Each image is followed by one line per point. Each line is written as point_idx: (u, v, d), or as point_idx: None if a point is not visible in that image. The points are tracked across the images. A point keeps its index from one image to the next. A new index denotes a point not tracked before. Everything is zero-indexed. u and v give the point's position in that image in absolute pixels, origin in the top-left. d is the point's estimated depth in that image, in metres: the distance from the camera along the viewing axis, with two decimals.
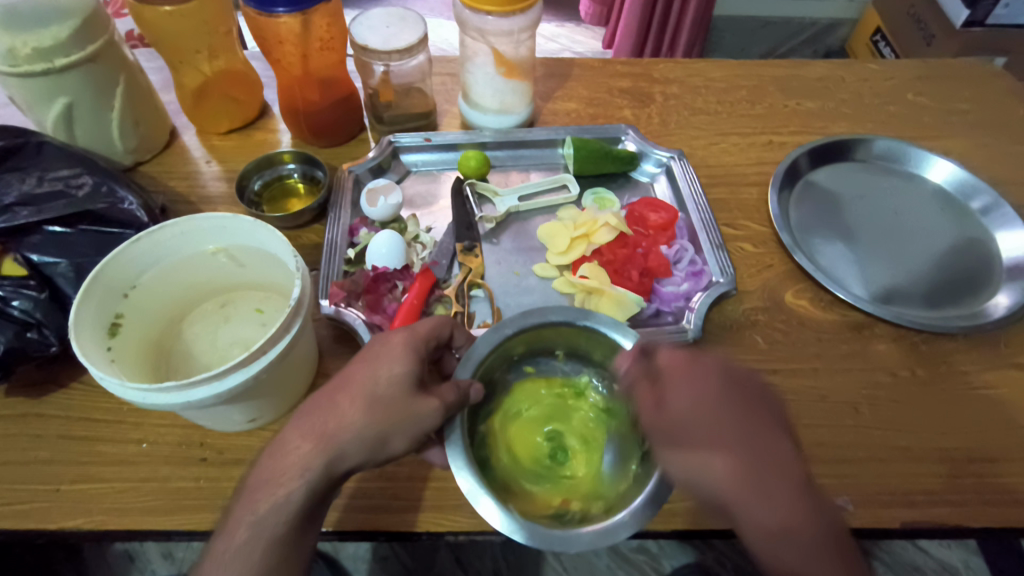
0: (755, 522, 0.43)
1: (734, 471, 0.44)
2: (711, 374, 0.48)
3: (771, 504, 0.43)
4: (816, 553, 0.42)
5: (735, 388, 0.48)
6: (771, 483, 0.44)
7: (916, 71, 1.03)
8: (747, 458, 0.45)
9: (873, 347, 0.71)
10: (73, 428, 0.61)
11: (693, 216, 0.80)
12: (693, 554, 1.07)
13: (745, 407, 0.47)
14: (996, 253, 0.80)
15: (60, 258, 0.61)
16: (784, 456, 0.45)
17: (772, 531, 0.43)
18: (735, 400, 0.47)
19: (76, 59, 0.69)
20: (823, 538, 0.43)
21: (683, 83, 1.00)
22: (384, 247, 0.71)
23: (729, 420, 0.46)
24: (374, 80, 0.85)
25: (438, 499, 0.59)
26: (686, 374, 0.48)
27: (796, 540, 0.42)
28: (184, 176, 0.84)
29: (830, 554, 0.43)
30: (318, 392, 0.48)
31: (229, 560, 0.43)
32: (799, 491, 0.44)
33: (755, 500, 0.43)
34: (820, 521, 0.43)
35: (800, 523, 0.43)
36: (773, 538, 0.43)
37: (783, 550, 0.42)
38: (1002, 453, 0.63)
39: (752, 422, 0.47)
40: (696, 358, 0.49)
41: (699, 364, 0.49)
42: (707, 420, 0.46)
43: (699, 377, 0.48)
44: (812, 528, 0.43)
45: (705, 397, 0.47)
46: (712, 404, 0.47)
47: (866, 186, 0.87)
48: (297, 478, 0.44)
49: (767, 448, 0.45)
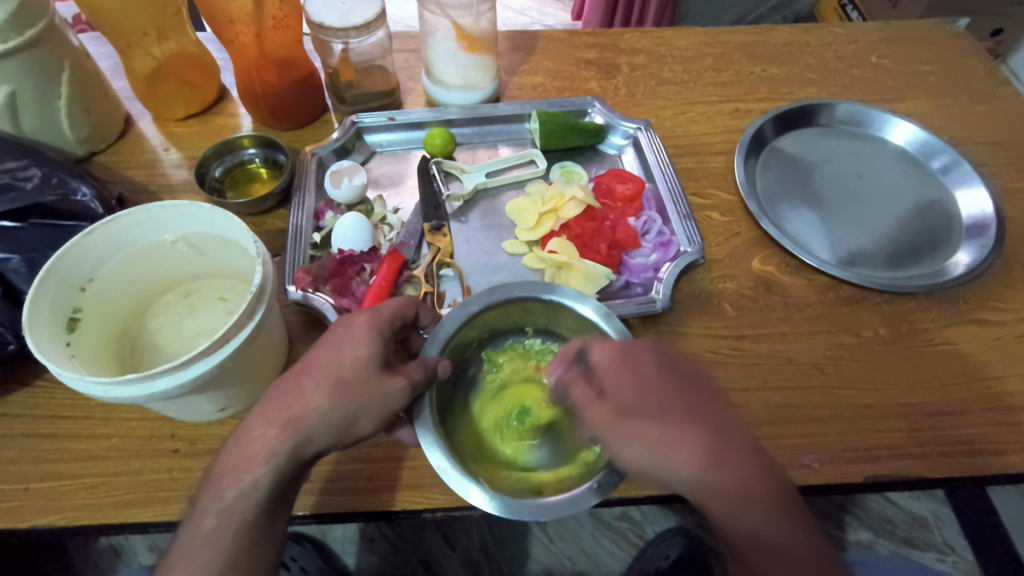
0: (714, 491, 0.44)
1: (689, 447, 0.45)
2: (647, 361, 0.49)
3: (726, 471, 0.44)
4: (771, 509, 0.45)
5: (671, 369, 0.49)
6: (725, 451, 0.45)
7: (879, 34, 1.04)
8: (696, 430, 0.46)
9: (839, 309, 0.72)
10: (40, 426, 0.60)
11: (660, 186, 0.80)
12: (675, 519, 1.10)
13: (684, 385, 0.48)
14: (957, 212, 0.82)
15: (11, 254, 0.59)
16: (729, 423, 0.47)
17: (730, 496, 0.44)
18: (673, 378, 0.49)
19: (15, 45, 0.67)
20: (774, 494, 0.45)
21: (649, 53, 0.99)
22: (349, 230, 0.70)
23: (674, 398, 0.47)
24: (333, 59, 0.83)
25: (415, 478, 0.59)
26: (621, 363, 0.49)
27: (751, 503, 0.44)
28: (142, 165, 0.81)
29: (780, 507, 0.45)
30: (281, 378, 0.48)
31: (197, 548, 0.43)
32: (747, 451, 0.46)
33: (713, 470, 0.44)
34: (771, 480, 0.45)
35: (755, 484, 0.45)
36: (731, 501, 0.44)
37: (741, 513, 0.44)
38: (961, 405, 0.65)
39: (695, 393, 0.48)
40: (629, 346, 0.50)
41: (630, 351, 0.50)
42: (655, 401, 0.47)
43: (637, 365, 0.49)
44: (761, 487, 0.45)
45: (647, 380, 0.48)
46: (655, 387, 0.48)
47: (831, 150, 0.88)
48: (263, 464, 0.44)
49: (713, 416, 0.47)
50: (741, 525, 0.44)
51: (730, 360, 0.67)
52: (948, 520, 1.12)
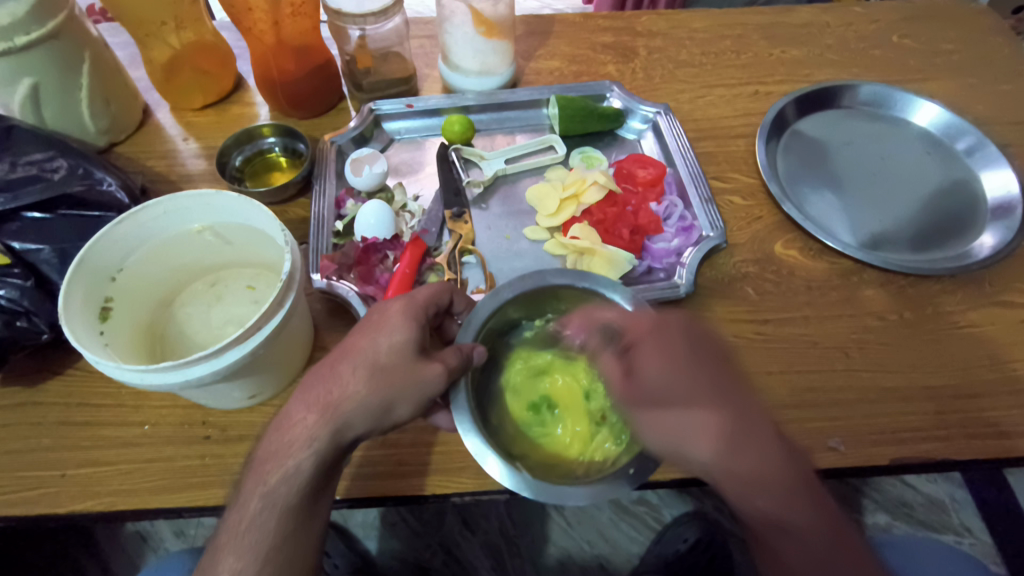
0: (734, 476, 0.45)
1: (713, 431, 0.46)
2: (679, 336, 0.50)
3: (746, 457, 0.45)
4: (794, 492, 0.45)
5: (699, 349, 0.50)
6: (746, 437, 0.46)
7: (900, 12, 1.02)
8: (721, 417, 0.46)
9: (860, 293, 0.72)
10: (73, 414, 0.61)
11: (681, 170, 0.79)
12: (692, 503, 1.10)
13: (711, 365, 0.49)
14: (982, 194, 0.81)
15: (42, 245, 0.60)
16: (754, 411, 0.47)
17: (749, 480, 0.45)
18: (700, 356, 0.49)
19: (37, 36, 0.67)
20: (798, 483, 0.45)
21: (666, 35, 0.98)
22: (372, 218, 0.70)
23: (701, 379, 0.48)
24: (350, 46, 0.83)
25: (444, 462, 0.60)
26: (654, 340, 0.49)
27: (771, 488, 0.45)
28: (162, 155, 0.81)
29: (804, 492, 0.45)
30: (319, 364, 0.48)
31: (245, 530, 0.44)
32: (769, 440, 0.46)
33: (732, 453, 0.45)
34: (796, 467, 0.46)
35: (776, 469, 0.45)
36: (750, 485, 0.45)
37: (761, 498, 0.45)
38: (987, 388, 0.65)
39: (721, 375, 0.49)
40: (664, 321, 0.50)
41: (664, 326, 0.50)
42: (682, 384, 0.47)
43: (667, 341, 0.49)
44: (785, 474, 0.45)
45: (677, 362, 0.48)
46: (682, 370, 0.48)
47: (853, 132, 0.87)
48: (306, 447, 0.45)
49: (738, 400, 0.48)
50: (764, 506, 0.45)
51: (754, 344, 0.67)
52: (965, 502, 1.12)
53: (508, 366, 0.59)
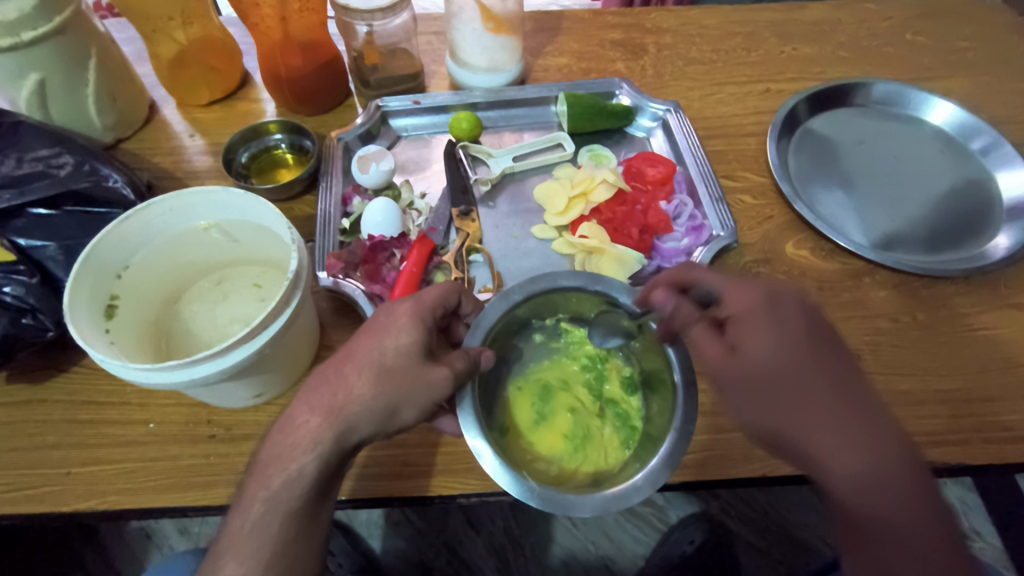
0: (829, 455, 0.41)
1: (820, 415, 0.42)
2: (792, 312, 0.46)
3: (856, 451, 0.40)
4: (900, 496, 0.39)
5: (814, 327, 0.45)
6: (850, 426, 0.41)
7: (914, 9, 1.00)
8: (823, 402, 0.42)
9: (873, 294, 0.71)
10: (78, 412, 0.61)
11: (691, 168, 0.78)
12: (698, 504, 1.10)
13: (824, 345, 0.45)
14: (997, 194, 0.80)
15: (48, 242, 0.60)
16: (869, 402, 0.43)
17: (851, 465, 0.40)
18: (815, 336, 0.45)
19: (44, 32, 0.66)
20: (903, 480, 0.40)
21: (676, 32, 0.97)
22: (379, 216, 0.69)
23: (810, 359, 0.43)
24: (358, 42, 0.82)
25: (450, 463, 0.59)
26: (759, 313, 0.45)
27: (879, 481, 0.40)
28: (168, 151, 0.81)
29: (922, 500, 0.39)
30: (324, 365, 0.48)
31: (247, 535, 0.44)
32: (878, 435, 0.41)
33: (834, 442, 0.41)
34: (912, 465, 0.40)
35: (893, 464, 0.40)
36: (861, 484, 0.40)
37: (870, 491, 0.39)
38: (1001, 392, 0.64)
39: (835, 358, 0.44)
40: (774, 296, 0.46)
41: (774, 302, 0.46)
42: (791, 356, 0.43)
43: (779, 317, 0.45)
44: (892, 467, 0.40)
45: (789, 336, 0.44)
46: (791, 341, 0.44)
47: (867, 131, 0.86)
48: (309, 451, 0.44)
49: (840, 388, 0.43)
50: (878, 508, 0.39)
51: None
52: (975, 506, 1.11)
53: (516, 368, 0.59)
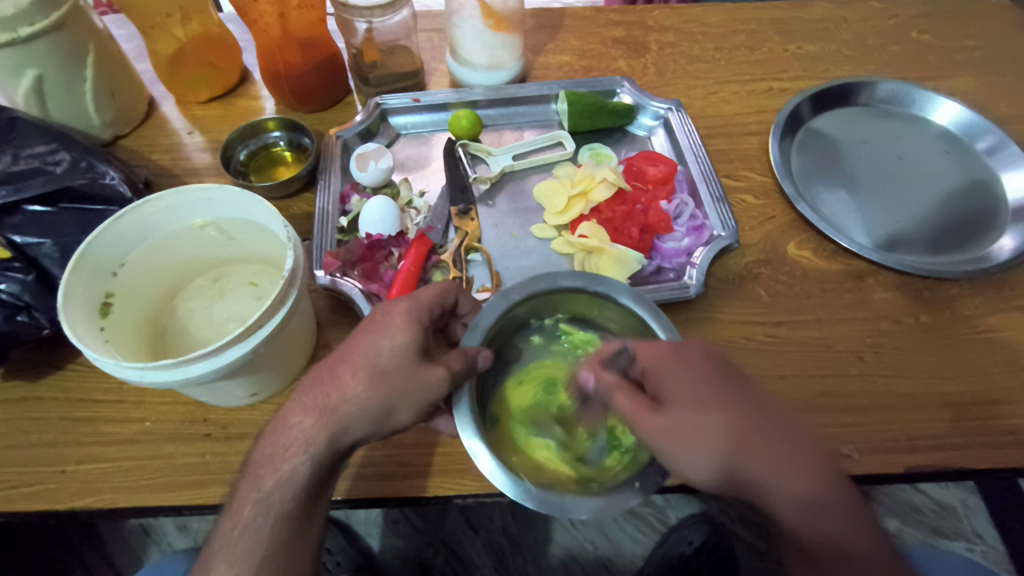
0: (777, 494, 0.42)
1: (755, 459, 0.42)
2: (699, 358, 0.47)
3: (796, 478, 0.42)
4: (845, 514, 0.42)
5: (722, 369, 0.47)
6: (784, 452, 0.43)
7: (920, 8, 0.99)
8: (751, 443, 0.43)
9: (875, 295, 0.70)
10: (74, 409, 0.61)
11: (692, 167, 0.78)
12: (698, 505, 1.09)
13: (735, 385, 0.46)
14: (1003, 194, 0.79)
15: (43, 239, 0.60)
16: (789, 424, 0.45)
17: (801, 498, 0.42)
18: (723, 378, 0.46)
19: (41, 28, 0.66)
20: (840, 494, 0.43)
21: (678, 30, 0.96)
22: (377, 215, 0.69)
23: (725, 400, 0.45)
24: (357, 39, 0.82)
25: (447, 464, 0.59)
26: (671, 367, 0.46)
27: (822, 508, 0.42)
28: (167, 148, 0.81)
29: (851, 511, 0.43)
30: (319, 365, 0.47)
31: (240, 535, 0.43)
32: (811, 456, 0.44)
33: (775, 478, 0.42)
34: (843, 483, 0.43)
35: (827, 485, 0.43)
36: (806, 511, 0.42)
37: (818, 518, 0.42)
38: (1006, 395, 0.63)
39: (748, 393, 0.46)
40: (678, 348, 0.48)
41: (680, 354, 0.47)
42: (708, 400, 0.45)
43: (685, 362, 0.47)
44: (828, 488, 0.43)
45: (703, 382, 0.46)
46: (704, 390, 0.45)
47: (871, 130, 0.85)
48: (302, 452, 0.44)
49: (764, 419, 0.45)
50: (821, 532, 0.42)
51: (766, 346, 0.66)
52: (978, 508, 1.10)
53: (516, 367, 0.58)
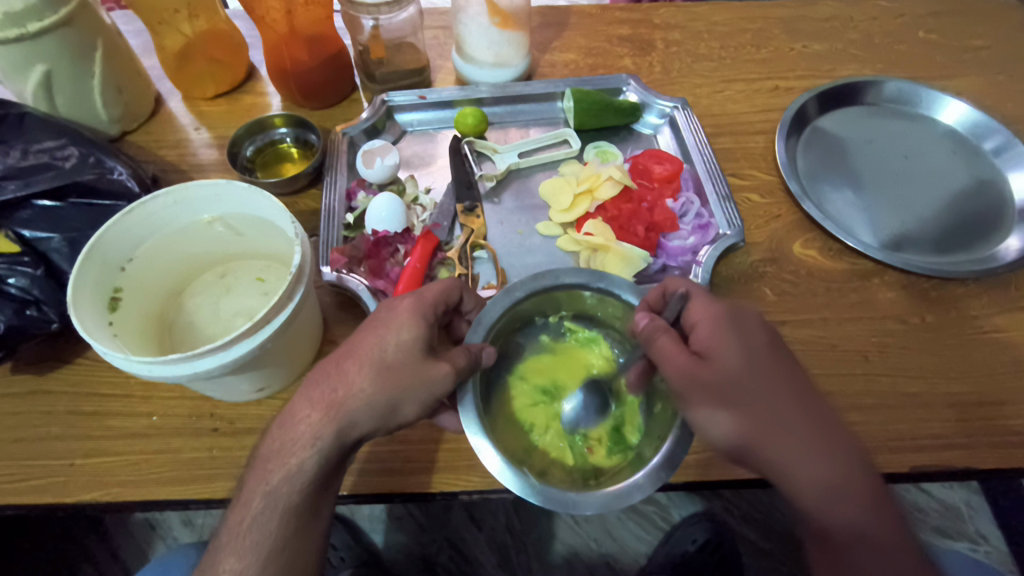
0: (801, 470, 0.43)
1: (786, 432, 0.44)
2: (750, 327, 0.48)
3: (823, 462, 0.43)
4: (866, 505, 0.43)
5: (771, 345, 0.48)
6: (812, 433, 0.44)
7: (927, 7, 0.99)
8: (787, 419, 0.44)
9: (881, 295, 0.70)
10: (82, 404, 0.61)
11: (698, 166, 0.78)
12: (702, 504, 1.09)
13: (781, 361, 0.47)
14: (1010, 195, 0.78)
15: (53, 233, 0.60)
16: (828, 414, 0.46)
17: (823, 482, 0.43)
18: (772, 350, 0.47)
19: (50, 23, 0.66)
20: (862, 488, 0.44)
21: (684, 28, 0.96)
22: (383, 211, 0.69)
23: (767, 372, 0.46)
24: (364, 36, 0.81)
25: (452, 460, 0.59)
26: (719, 330, 0.47)
27: (842, 493, 0.43)
28: (174, 144, 0.81)
29: (875, 500, 0.43)
30: (325, 360, 0.48)
31: (247, 529, 0.44)
32: (840, 446, 0.44)
33: (800, 451, 0.43)
34: (868, 477, 0.44)
35: (851, 477, 0.44)
36: (826, 495, 0.43)
37: (836, 502, 0.43)
38: (1012, 395, 0.63)
39: (793, 371, 0.47)
40: (733, 312, 0.49)
41: (734, 319, 0.48)
42: (753, 370, 0.46)
43: (741, 331, 0.48)
44: (853, 478, 0.44)
45: (753, 350, 0.47)
46: (752, 356, 0.46)
47: (877, 129, 0.85)
48: (309, 446, 0.44)
49: (803, 401, 0.46)
50: (841, 515, 0.43)
51: None
52: (981, 509, 1.10)
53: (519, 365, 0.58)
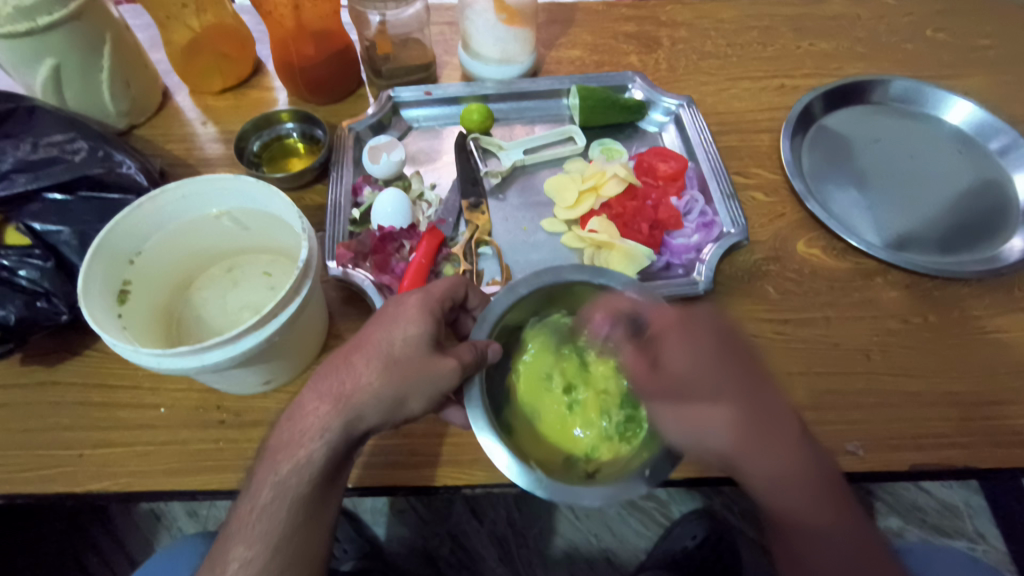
0: (753, 465, 0.47)
1: (738, 429, 0.47)
2: (705, 330, 0.51)
3: (774, 454, 0.47)
4: (812, 489, 0.47)
5: (726, 347, 0.51)
6: (763, 432, 0.48)
7: (935, 6, 0.99)
8: (744, 416, 0.48)
9: (884, 294, 0.70)
10: (90, 395, 0.62)
11: (703, 164, 0.78)
12: (701, 500, 1.10)
13: (737, 363, 0.50)
14: (1014, 195, 0.79)
15: (63, 227, 0.60)
16: (776, 403, 0.49)
17: (773, 473, 0.47)
18: (729, 354, 0.50)
19: (60, 17, 0.66)
20: (812, 473, 0.48)
21: (690, 26, 0.95)
22: (389, 206, 0.69)
23: (725, 376, 0.49)
24: (370, 31, 0.82)
25: (455, 454, 0.60)
26: (681, 335, 0.51)
27: (790, 481, 0.47)
28: (181, 139, 0.81)
29: (825, 489, 0.48)
30: (334, 354, 0.48)
31: (256, 518, 0.45)
32: (791, 437, 0.48)
33: (756, 453, 0.47)
34: (814, 463, 0.48)
35: (799, 465, 0.48)
36: (775, 482, 0.47)
37: (781, 491, 0.47)
38: (1012, 395, 0.63)
39: (745, 373, 0.50)
40: (688, 315, 0.52)
41: (690, 321, 0.51)
42: (708, 378, 0.49)
43: (693, 337, 0.51)
44: (803, 466, 0.48)
45: (703, 355, 0.50)
46: (708, 363, 0.49)
47: (882, 128, 0.85)
48: (317, 438, 0.45)
49: (758, 399, 0.49)
50: (784, 502, 0.47)
51: (773, 343, 0.66)
52: (981, 508, 1.10)
53: None
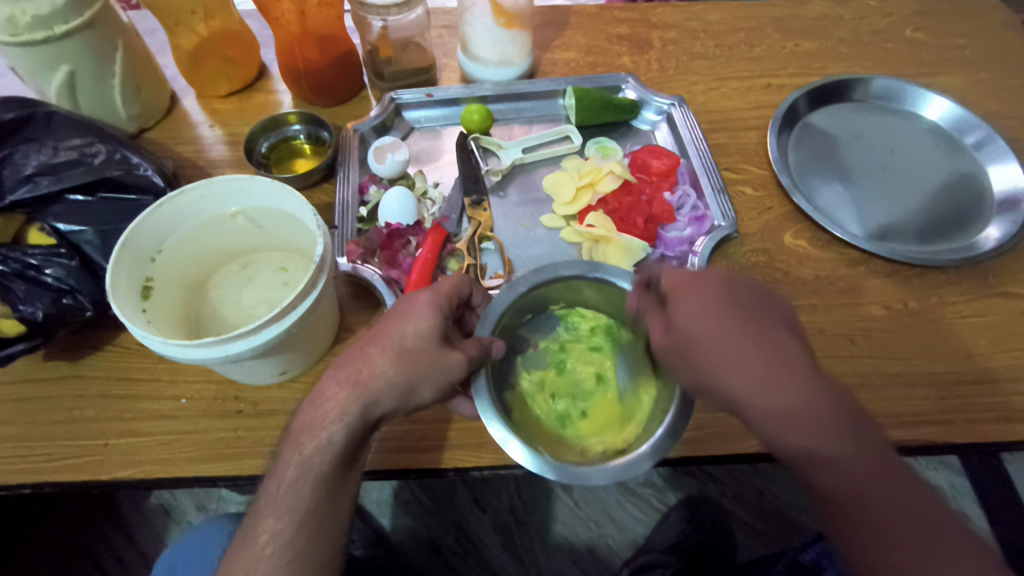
0: (764, 408, 0.45)
1: (743, 369, 0.45)
2: (714, 287, 0.49)
3: (783, 393, 0.45)
4: (828, 427, 0.44)
5: (740, 298, 0.49)
6: (770, 372, 0.45)
7: (914, 7, 1.03)
8: (747, 358, 0.46)
9: (867, 282, 0.74)
10: (112, 388, 0.64)
11: (694, 161, 0.82)
12: (696, 486, 1.14)
13: (749, 312, 0.48)
14: (989, 187, 0.83)
15: (85, 227, 0.63)
16: (787, 346, 0.47)
17: (783, 413, 0.44)
18: (737, 308, 0.48)
19: (75, 26, 0.69)
20: (830, 413, 0.45)
21: (680, 27, 0.99)
22: (395, 205, 0.73)
23: (732, 329, 0.47)
24: (372, 35, 0.85)
25: (464, 439, 0.63)
26: (689, 286, 0.49)
27: (805, 421, 0.44)
28: (189, 141, 0.84)
29: (843, 427, 0.45)
30: (351, 345, 0.51)
31: (282, 495, 0.48)
32: (805, 376, 0.45)
33: (762, 395, 0.45)
34: (831, 402, 0.45)
35: (814, 405, 0.44)
36: (785, 420, 0.44)
37: (795, 431, 0.44)
38: (987, 375, 0.67)
39: (755, 323, 0.48)
40: (701, 274, 0.50)
41: (699, 278, 0.50)
42: (714, 329, 0.47)
43: (702, 292, 0.49)
44: (821, 408, 0.44)
45: (707, 309, 0.48)
46: (716, 316, 0.47)
47: (864, 125, 0.89)
48: (337, 421, 0.48)
49: (768, 343, 0.46)
50: (798, 441, 0.44)
51: None
52: (965, 490, 1.14)
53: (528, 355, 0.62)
